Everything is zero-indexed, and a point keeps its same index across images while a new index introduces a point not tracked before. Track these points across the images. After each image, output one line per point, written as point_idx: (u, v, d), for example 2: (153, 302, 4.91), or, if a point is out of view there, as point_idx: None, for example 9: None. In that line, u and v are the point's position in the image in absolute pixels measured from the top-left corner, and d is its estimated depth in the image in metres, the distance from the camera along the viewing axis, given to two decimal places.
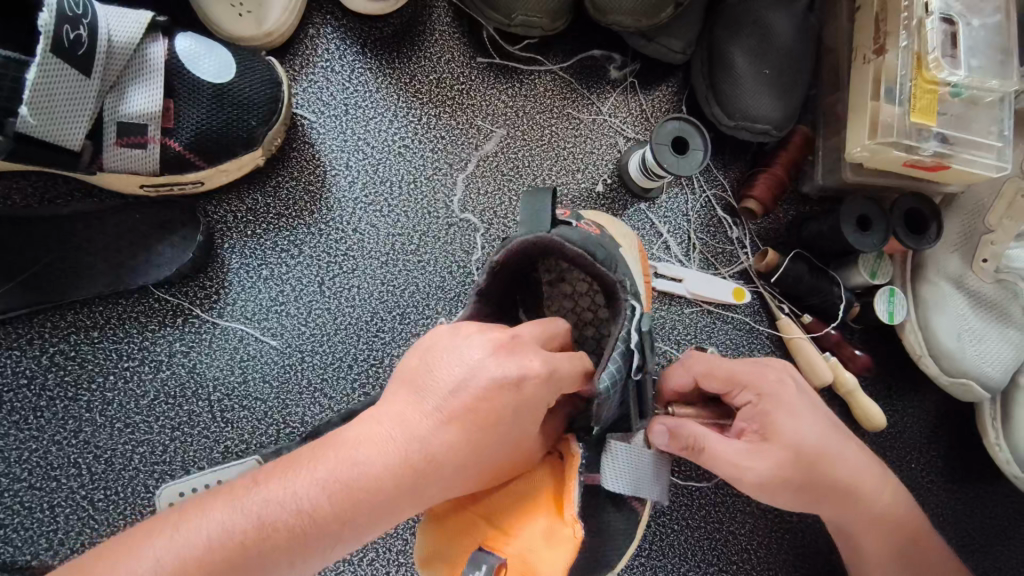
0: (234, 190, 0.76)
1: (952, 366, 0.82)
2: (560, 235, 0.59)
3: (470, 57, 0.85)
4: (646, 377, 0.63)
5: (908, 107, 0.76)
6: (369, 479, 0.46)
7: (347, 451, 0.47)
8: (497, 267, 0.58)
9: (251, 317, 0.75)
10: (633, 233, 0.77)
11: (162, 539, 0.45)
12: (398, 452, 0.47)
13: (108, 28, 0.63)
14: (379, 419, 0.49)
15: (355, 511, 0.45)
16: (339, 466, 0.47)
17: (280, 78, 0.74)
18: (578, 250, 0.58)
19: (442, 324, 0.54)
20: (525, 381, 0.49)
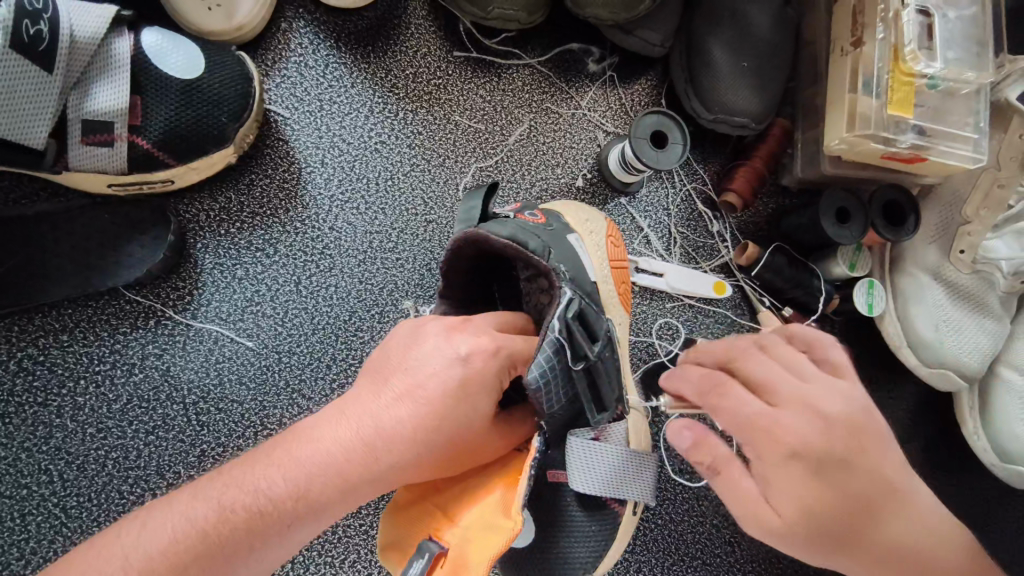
0: (206, 189, 0.75)
1: (931, 357, 0.83)
2: (484, 229, 0.57)
3: (447, 51, 0.84)
4: (595, 363, 0.57)
5: (885, 99, 0.76)
6: (324, 462, 0.49)
7: (308, 436, 0.51)
8: (444, 269, 0.60)
9: (226, 318, 0.73)
10: (603, 217, 0.73)
11: (132, 536, 0.47)
12: (355, 432, 0.51)
13: (70, 23, 0.61)
14: (344, 413, 0.52)
15: (314, 492, 0.48)
16: (299, 451, 0.50)
17: (251, 71, 0.72)
18: (505, 242, 0.57)
19: (402, 323, 0.58)
20: (473, 357, 0.53)
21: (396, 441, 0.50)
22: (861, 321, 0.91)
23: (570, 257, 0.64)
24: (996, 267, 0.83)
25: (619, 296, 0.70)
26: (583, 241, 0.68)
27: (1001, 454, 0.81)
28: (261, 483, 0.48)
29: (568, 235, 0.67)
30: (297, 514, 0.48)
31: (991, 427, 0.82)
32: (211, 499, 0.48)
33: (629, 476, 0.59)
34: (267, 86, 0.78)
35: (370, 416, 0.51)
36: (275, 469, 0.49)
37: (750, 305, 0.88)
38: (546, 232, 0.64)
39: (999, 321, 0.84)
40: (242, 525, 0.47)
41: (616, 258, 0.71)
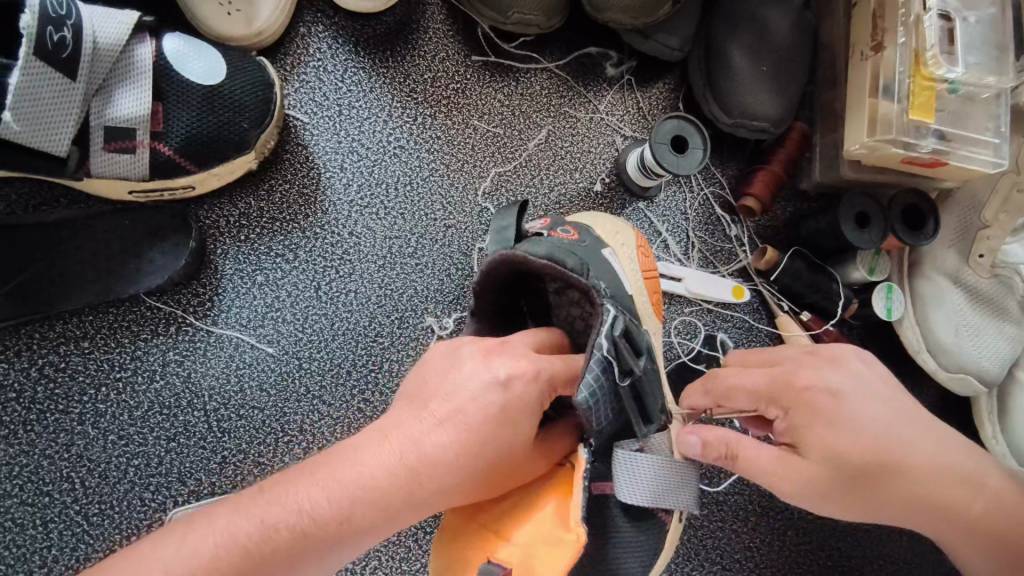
0: (225, 195, 0.74)
1: (950, 361, 0.83)
2: (522, 250, 0.58)
3: (465, 55, 0.83)
4: (641, 377, 0.57)
5: (907, 103, 0.76)
6: (368, 483, 0.49)
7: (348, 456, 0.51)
8: (479, 287, 0.61)
9: (246, 325, 0.73)
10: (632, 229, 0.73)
11: (171, 551, 0.46)
12: (397, 454, 0.50)
13: (93, 29, 0.61)
14: (385, 435, 0.52)
15: (358, 511, 0.48)
16: (342, 470, 0.50)
17: (271, 77, 0.72)
18: (545, 261, 0.58)
19: (440, 344, 0.58)
20: (513, 382, 0.54)
21: (440, 465, 0.50)
22: (878, 325, 0.90)
23: (605, 272, 0.64)
24: (1016, 270, 0.83)
25: (653, 309, 0.70)
26: (618, 254, 0.68)
27: (1019, 457, 0.81)
28: (304, 502, 0.48)
29: (602, 249, 0.67)
30: (340, 536, 0.48)
31: (1010, 430, 0.82)
32: (251, 516, 0.47)
33: (676, 485, 0.59)
34: (286, 91, 0.78)
35: (410, 440, 0.51)
36: (318, 488, 0.48)
37: (769, 309, 0.88)
38: (581, 248, 0.64)
39: (1020, 326, 0.83)
40: (285, 545, 0.46)
41: (648, 269, 0.71)
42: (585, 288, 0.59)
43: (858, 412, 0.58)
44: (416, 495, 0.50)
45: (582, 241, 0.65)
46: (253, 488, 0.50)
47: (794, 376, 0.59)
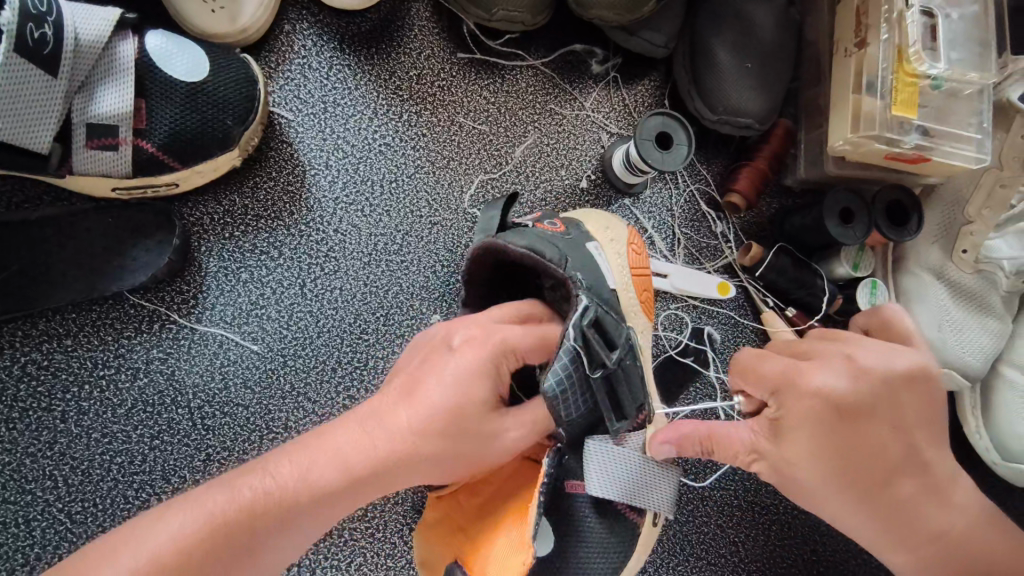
0: (209, 192, 0.75)
1: (934, 356, 0.84)
2: (503, 239, 0.60)
3: (450, 53, 0.84)
4: (615, 370, 0.57)
5: (890, 99, 0.76)
6: (334, 457, 0.52)
7: (318, 436, 0.54)
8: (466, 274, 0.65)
9: (231, 322, 0.73)
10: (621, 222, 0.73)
11: (140, 533, 0.47)
12: (361, 433, 0.54)
13: (74, 26, 0.61)
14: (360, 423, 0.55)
15: (321, 481, 0.51)
16: (309, 449, 0.53)
17: (255, 74, 0.72)
18: (521, 250, 0.60)
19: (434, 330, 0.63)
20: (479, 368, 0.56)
21: (399, 436, 0.53)
22: None
23: (589, 266, 0.64)
24: (999, 266, 0.83)
25: (640, 305, 0.69)
26: (605, 249, 0.68)
27: (1001, 452, 0.82)
28: (273, 476, 0.50)
29: (589, 243, 0.67)
30: (304, 508, 0.50)
31: (993, 424, 0.83)
32: (220, 489, 0.50)
33: (645, 483, 0.62)
34: (270, 88, 0.78)
35: (369, 416, 0.55)
36: (293, 467, 0.51)
37: (754, 305, 0.88)
38: (565, 242, 0.64)
39: (1002, 321, 0.84)
40: (248, 518, 0.48)
41: (638, 265, 0.70)
42: (562, 274, 0.60)
43: (862, 429, 0.57)
44: (376, 465, 0.52)
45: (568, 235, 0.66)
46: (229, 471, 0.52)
47: (809, 378, 0.58)
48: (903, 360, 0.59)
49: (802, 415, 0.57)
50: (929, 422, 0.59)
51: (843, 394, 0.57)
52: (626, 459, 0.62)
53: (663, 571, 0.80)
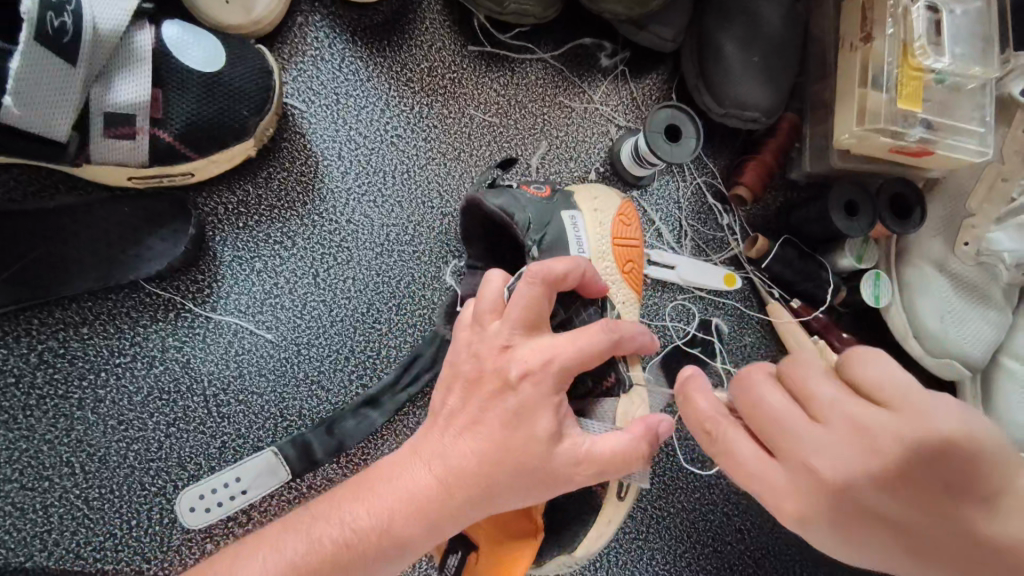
0: (224, 182, 0.75)
1: (936, 347, 0.85)
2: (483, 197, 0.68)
3: (461, 45, 0.84)
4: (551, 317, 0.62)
5: (895, 93, 0.77)
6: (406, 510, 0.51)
7: (389, 469, 0.53)
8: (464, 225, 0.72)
9: (245, 311, 0.74)
10: (616, 198, 0.75)
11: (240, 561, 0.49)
12: (433, 468, 0.52)
13: (93, 15, 0.61)
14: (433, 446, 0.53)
15: (401, 526, 0.51)
16: (383, 491, 0.52)
17: (270, 65, 0.72)
18: (494, 207, 0.67)
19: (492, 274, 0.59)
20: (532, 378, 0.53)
21: (472, 477, 0.52)
22: (866, 312, 0.92)
23: (558, 232, 0.68)
24: (1000, 259, 0.84)
25: (623, 273, 0.71)
26: (583, 216, 0.71)
27: None
28: (355, 523, 0.51)
29: (564, 210, 0.70)
30: (389, 555, 0.50)
31: (993, 414, 0.84)
32: (307, 535, 0.50)
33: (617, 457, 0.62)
34: (283, 80, 0.78)
35: (436, 448, 0.53)
36: (375, 502, 0.51)
37: (759, 296, 0.90)
38: (532, 205, 0.68)
39: (1001, 312, 0.86)
40: (333, 564, 0.49)
41: (623, 235, 0.72)
42: (517, 233, 0.66)
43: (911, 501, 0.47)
44: (453, 508, 0.52)
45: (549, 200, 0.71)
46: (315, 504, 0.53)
47: (815, 460, 0.49)
48: (889, 378, 0.51)
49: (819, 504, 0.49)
50: (977, 431, 0.48)
51: (835, 464, 0.48)
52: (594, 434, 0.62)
53: (671, 557, 0.81)
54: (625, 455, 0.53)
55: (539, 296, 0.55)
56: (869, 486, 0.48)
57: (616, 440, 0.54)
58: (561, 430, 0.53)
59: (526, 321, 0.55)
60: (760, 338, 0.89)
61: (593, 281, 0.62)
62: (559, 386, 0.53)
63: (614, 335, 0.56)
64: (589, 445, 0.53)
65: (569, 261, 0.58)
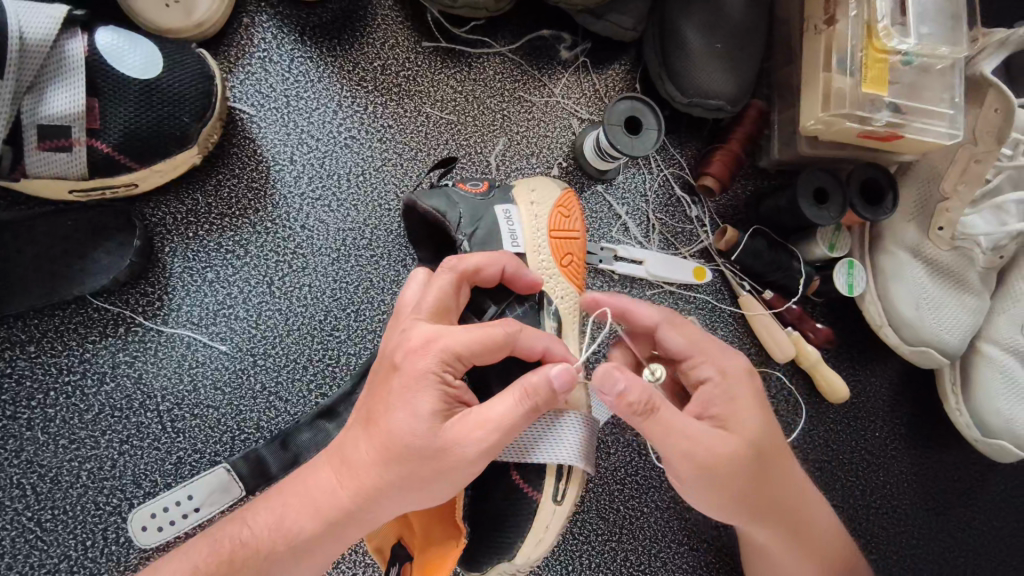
0: (172, 192, 0.73)
1: (912, 335, 0.83)
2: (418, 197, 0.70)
3: (415, 41, 0.82)
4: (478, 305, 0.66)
5: (859, 77, 0.75)
6: (307, 517, 0.53)
7: (296, 473, 0.56)
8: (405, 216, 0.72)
9: (198, 323, 0.72)
10: (557, 188, 0.75)
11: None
12: (335, 473, 0.54)
13: (19, 25, 0.59)
14: (341, 449, 0.54)
15: (301, 528, 0.53)
16: (282, 493, 0.55)
17: (212, 70, 0.71)
18: (427, 208, 0.69)
19: (417, 271, 0.62)
20: (408, 359, 0.53)
21: (362, 473, 0.52)
22: (842, 301, 0.90)
23: (490, 229, 0.70)
24: (976, 242, 0.82)
25: (561, 267, 0.71)
26: (519, 210, 0.72)
27: (982, 428, 0.82)
28: (251, 526, 0.54)
29: (498, 205, 0.72)
30: (288, 555, 0.53)
31: (972, 401, 0.83)
32: (207, 543, 0.54)
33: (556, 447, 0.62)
34: (230, 84, 0.76)
35: (337, 449, 0.55)
36: (278, 506, 0.54)
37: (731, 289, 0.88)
38: (465, 203, 0.70)
39: (979, 297, 0.84)
40: (227, 564, 0.52)
41: (562, 228, 0.72)
42: (450, 228, 0.69)
43: (753, 398, 0.61)
44: (347, 507, 0.53)
45: (481, 197, 0.72)
46: (223, 522, 0.56)
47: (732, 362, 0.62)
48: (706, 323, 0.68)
49: (745, 395, 0.61)
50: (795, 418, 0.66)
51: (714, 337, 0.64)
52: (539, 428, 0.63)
53: (645, 558, 0.80)
54: (517, 426, 0.52)
55: (452, 285, 0.58)
56: (738, 366, 0.62)
57: (499, 408, 0.52)
58: (445, 410, 0.52)
59: (436, 309, 0.57)
60: (733, 332, 0.86)
61: (518, 276, 0.64)
62: (441, 364, 0.53)
63: (513, 329, 0.56)
64: (467, 414, 0.52)
65: (488, 255, 0.61)
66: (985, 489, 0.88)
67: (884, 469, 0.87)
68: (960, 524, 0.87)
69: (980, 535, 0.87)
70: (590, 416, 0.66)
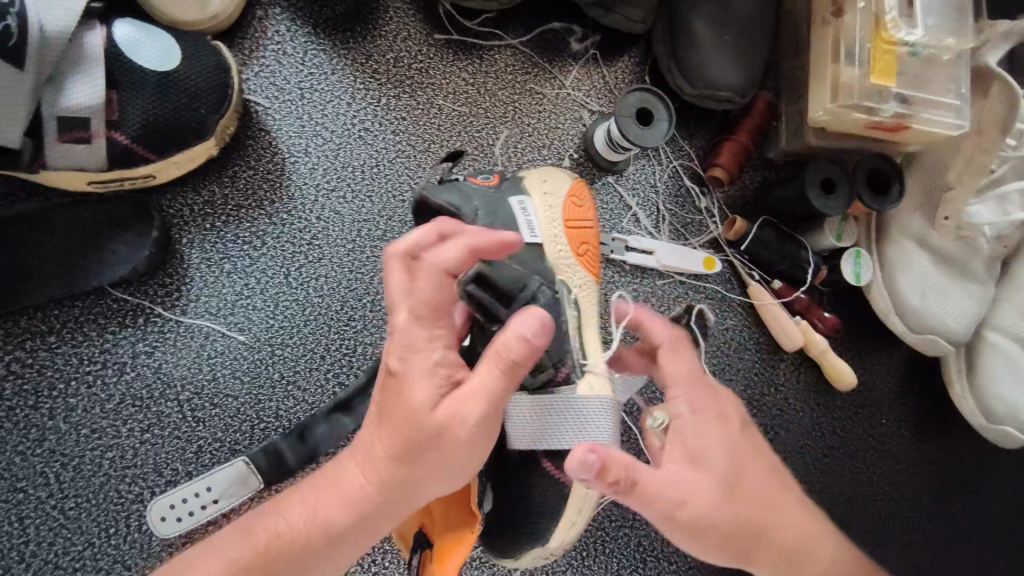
0: (189, 183, 0.74)
1: (918, 323, 0.84)
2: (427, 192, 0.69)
3: (427, 34, 0.83)
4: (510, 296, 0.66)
5: (868, 68, 0.77)
6: (337, 510, 0.53)
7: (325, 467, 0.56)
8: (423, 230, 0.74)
9: (215, 313, 0.73)
10: (568, 179, 0.76)
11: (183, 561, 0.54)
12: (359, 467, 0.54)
13: (39, 17, 0.60)
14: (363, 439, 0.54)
15: (329, 524, 0.53)
16: (312, 490, 0.55)
17: (228, 61, 0.71)
18: (443, 203, 0.69)
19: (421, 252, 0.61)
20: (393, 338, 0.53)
21: (384, 464, 0.52)
22: (849, 291, 0.91)
23: (504, 221, 0.70)
24: (981, 231, 0.83)
25: (578, 257, 0.72)
26: (533, 202, 0.73)
27: (987, 414, 0.83)
28: (279, 525, 0.53)
29: (512, 196, 0.72)
30: (320, 550, 0.53)
31: (977, 388, 0.84)
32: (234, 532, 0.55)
33: (571, 426, 0.62)
34: (245, 76, 0.77)
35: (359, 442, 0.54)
36: (306, 498, 0.54)
37: (740, 278, 0.88)
38: (481, 195, 0.71)
39: (983, 286, 0.85)
40: (256, 565, 0.52)
41: (576, 218, 0.73)
42: (465, 222, 0.69)
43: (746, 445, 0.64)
44: (376, 501, 0.53)
45: (498, 191, 0.73)
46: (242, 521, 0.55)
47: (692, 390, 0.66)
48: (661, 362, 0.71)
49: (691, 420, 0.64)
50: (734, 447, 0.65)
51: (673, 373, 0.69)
52: (555, 410, 0.62)
53: (660, 544, 0.81)
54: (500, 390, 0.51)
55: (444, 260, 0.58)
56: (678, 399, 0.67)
57: (479, 377, 0.51)
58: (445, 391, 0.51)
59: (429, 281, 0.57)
60: (743, 322, 0.87)
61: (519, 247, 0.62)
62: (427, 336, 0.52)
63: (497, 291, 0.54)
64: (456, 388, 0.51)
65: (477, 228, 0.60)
66: (990, 474, 0.90)
67: (890, 455, 0.89)
68: (964, 508, 0.89)
69: (985, 519, 0.89)
70: (612, 399, 0.64)
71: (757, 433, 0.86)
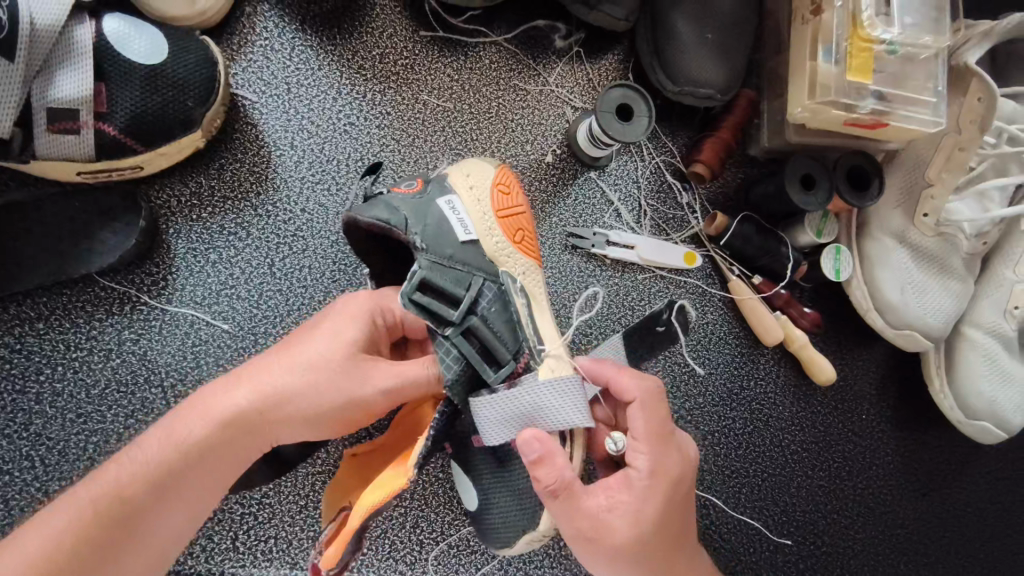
0: (176, 175, 0.76)
1: (897, 318, 0.85)
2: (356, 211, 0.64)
3: (413, 31, 0.84)
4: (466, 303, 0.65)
5: (844, 65, 0.77)
6: (230, 430, 0.56)
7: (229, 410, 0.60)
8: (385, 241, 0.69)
9: (201, 302, 0.74)
10: (489, 167, 0.74)
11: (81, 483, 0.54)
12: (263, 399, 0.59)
13: (29, 10, 0.61)
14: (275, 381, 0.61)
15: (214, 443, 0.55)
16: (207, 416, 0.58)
17: (215, 56, 0.73)
18: (371, 220, 0.63)
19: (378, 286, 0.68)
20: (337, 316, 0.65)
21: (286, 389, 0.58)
22: (829, 287, 0.92)
23: (437, 223, 0.66)
24: (959, 228, 0.84)
25: (515, 245, 0.70)
26: (460, 200, 0.70)
27: (965, 410, 0.85)
28: (174, 434, 0.55)
29: (438, 198, 0.69)
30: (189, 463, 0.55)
31: (956, 384, 0.85)
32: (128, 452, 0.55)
33: (538, 415, 0.62)
34: (233, 71, 0.79)
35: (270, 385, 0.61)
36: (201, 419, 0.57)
37: (720, 273, 0.89)
38: (408, 205, 0.66)
39: (963, 283, 0.86)
40: (152, 469, 0.53)
41: (504, 208, 0.71)
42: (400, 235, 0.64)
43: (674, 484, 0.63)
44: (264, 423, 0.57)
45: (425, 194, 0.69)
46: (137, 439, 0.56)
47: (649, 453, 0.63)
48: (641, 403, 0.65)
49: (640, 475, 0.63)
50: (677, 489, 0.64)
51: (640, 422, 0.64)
52: (522, 402, 0.62)
53: None
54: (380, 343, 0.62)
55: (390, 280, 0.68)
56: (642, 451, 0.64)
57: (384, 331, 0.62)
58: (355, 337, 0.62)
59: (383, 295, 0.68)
60: (722, 317, 0.89)
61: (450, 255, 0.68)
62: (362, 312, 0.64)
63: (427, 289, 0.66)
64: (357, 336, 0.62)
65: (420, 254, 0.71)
66: (969, 470, 0.91)
67: (869, 449, 0.90)
68: (942, 503, 0.90)
69: (963, 514, 0.90)
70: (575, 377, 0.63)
71: (736, 427, 0.87)
